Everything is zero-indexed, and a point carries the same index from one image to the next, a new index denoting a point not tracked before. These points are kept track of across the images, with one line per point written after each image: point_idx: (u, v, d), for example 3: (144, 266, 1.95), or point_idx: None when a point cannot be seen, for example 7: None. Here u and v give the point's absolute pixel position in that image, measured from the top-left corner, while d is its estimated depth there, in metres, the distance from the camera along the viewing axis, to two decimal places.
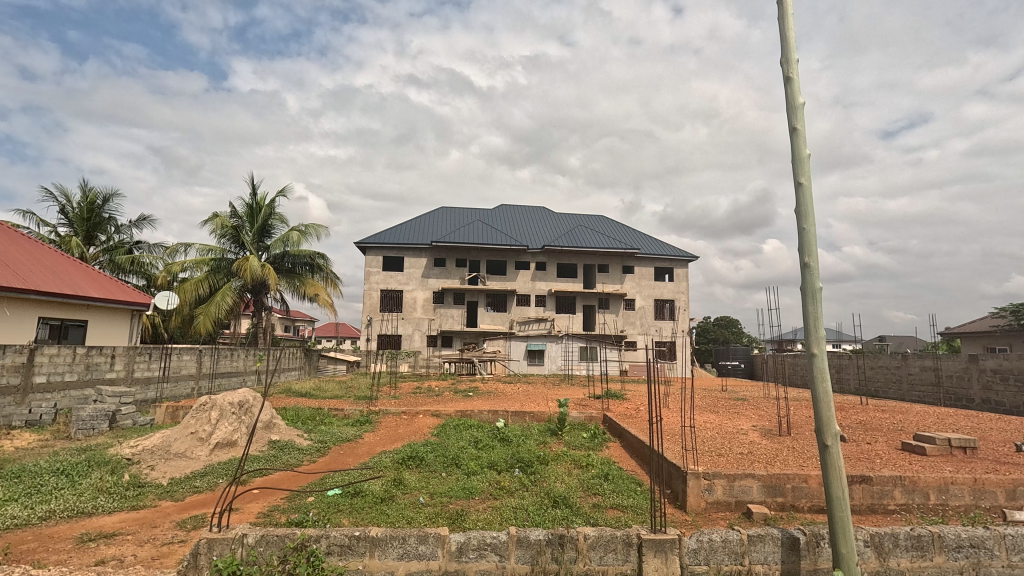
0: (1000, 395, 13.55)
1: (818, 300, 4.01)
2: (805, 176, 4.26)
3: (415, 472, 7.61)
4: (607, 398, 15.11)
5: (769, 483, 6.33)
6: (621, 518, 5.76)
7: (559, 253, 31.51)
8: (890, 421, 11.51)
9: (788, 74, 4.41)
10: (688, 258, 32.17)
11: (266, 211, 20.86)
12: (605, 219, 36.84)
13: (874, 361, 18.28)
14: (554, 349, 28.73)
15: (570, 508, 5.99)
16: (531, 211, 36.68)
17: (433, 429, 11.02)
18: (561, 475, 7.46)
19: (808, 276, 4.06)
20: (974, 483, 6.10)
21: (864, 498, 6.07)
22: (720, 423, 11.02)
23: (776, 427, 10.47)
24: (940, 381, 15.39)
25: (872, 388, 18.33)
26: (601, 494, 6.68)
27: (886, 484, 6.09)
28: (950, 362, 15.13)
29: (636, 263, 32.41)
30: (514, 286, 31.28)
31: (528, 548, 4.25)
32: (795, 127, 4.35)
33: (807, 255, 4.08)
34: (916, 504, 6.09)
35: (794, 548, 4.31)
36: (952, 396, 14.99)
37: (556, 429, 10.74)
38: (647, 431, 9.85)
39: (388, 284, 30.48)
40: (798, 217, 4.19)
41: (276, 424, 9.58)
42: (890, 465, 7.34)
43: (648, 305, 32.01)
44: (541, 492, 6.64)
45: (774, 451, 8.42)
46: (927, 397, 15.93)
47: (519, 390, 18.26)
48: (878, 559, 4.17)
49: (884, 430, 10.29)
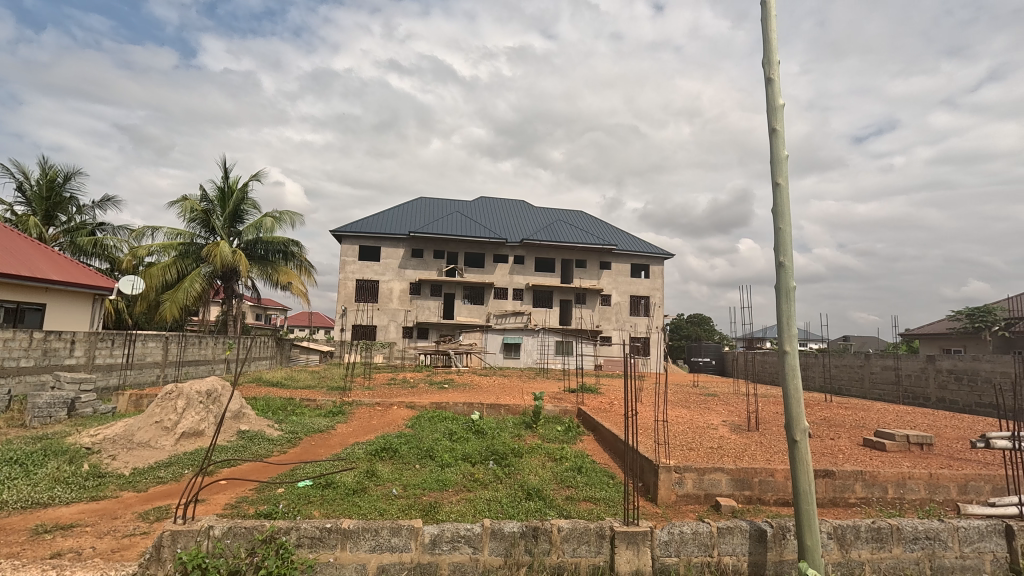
0: (954, 394, 14.20)
1: (792, 299, 4.07)
2: (782, 177, 4.32)
3: (388, 464, 7.54)
4: (582, 392, 15.26)
5: (738, 477, 6.49)
6: (592, 510, 5.86)
7: (538, 246, 31.54)
8: (853, 418, 11.94)
9: (769, 76, 4.46)
10: (664, 255, 32.66)
11: (238, 195, 20.29)
12: (583, 215, 37.01)
13: (839, 359, 18.90)
14: (530, 343, 28.97)
15: (543, 500, 6.04)
16: (510, 205, 36.59)
17: (407, 421, 10.95)
18: (535, 468, 7.52)
19: (782, 276, 4.12)
20: (929, 478, 6.37)
21: (827, 492, 6.28)
22: (692, 418, 11.26)
23: (745, 423, 10.77)
24: (900, 380, 16.02)
25: (836, 386, 18.96)
26: (573, 486, 6.77)
27: (848, 478, 6.31)
28: (910, 362, 15.74)
29: (614, 259, 32.68)
30: (492, 279, 31.18)
31: (502, 540, 4.25)
32: (774, 128, 4.40)
33: (783, 255, 4.14)
34: (875, 498, 6.32)
35: (761, 540, 4.38)
36: (910, 395, 15.64)
37: (531, 422, 10.79)
38: (620, 426, 10.00)
39: (364, 274, 30.05)
40: (774, 217, 4.25)
41: (246, 414, 9.37)
42: (851, 460, 7.63)
43: (624, 301, 32.39)
44: (514, 484, 6.68)
45: (743, 446, 8.64)
46: (887, 395, 16.57)
47: (495, 383, 18.33)
48: (840, 551, 4.31)
49: (846, 427, 10.69)
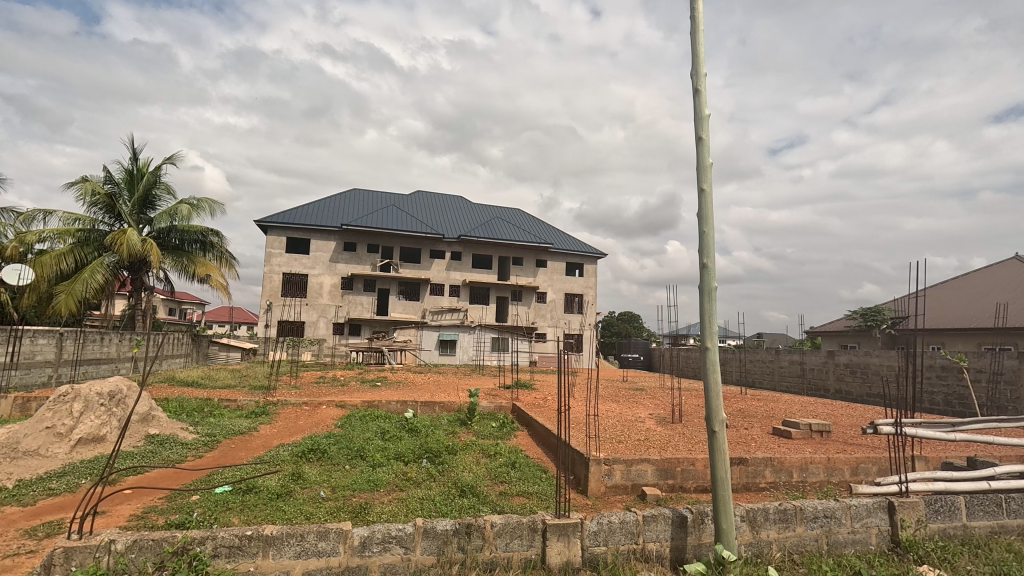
0: (849, 385, 15.74)
1: (713, 298, 4.33)
2: (707, 183, 4.57)
3: (316, 466, 7.24)
4: (516, 388, 15.42)
5: (662, 467, 6.83)
6: (526, 504, 5.95)
7: (475, 243, 31.47)
8: (764, 409, 12.94)
9: (697, 86, 4.70)
10: (597, 254, 33.68)
11: (149, 178, 18.60)
12: (520, 213, 37.36)
13: (753, 355, 20.39)
14: (466, 339, 28.90)
15: (477, 497, 6.05)
16: (448, 200, 36.23)
17: (337, 421, 10.56)
18: (469, 465, 7.51)
19: (705, 276, 4.37)
20: (827, 462, 7.02)
21: (741, 478, 6.77)
22: (621, 411, 11.72)
23: (669, 415, 11.37)
24: (805, 373, 17.53)
25: (750, 379, 20.46)
26: (507, 481, 6.83)
27: (759, 465, 6.82)
28: (813, 357, 17.27)
29: (550, 257, 33.25)
30: (427, 275, 30.73)
31: (434, 538, 4.21)
32: (701, 137, 4.65)
33: (706, 256, 4.39)
34: (782, 482, 6.88)
35: (682, 526, 4.63)
36: (813, 386, 17.17)
37: (465, 419, 10.74)
38: (553, 420, 10.23)
39: (292, 267, 28.62)
40: (699, 220, 4.49)
41: (155, 417, 8.64)
42: (762, 447, 8.27)
43: (559, 299, 33.07)
44: (448, 482, 6.64)
45: (667, 437, 9.10)
46: (794, 386, 18.10)
47: (429, 380, 18.11)
48: (751, 532, 4.64)
49: (758, 417, 11.56)
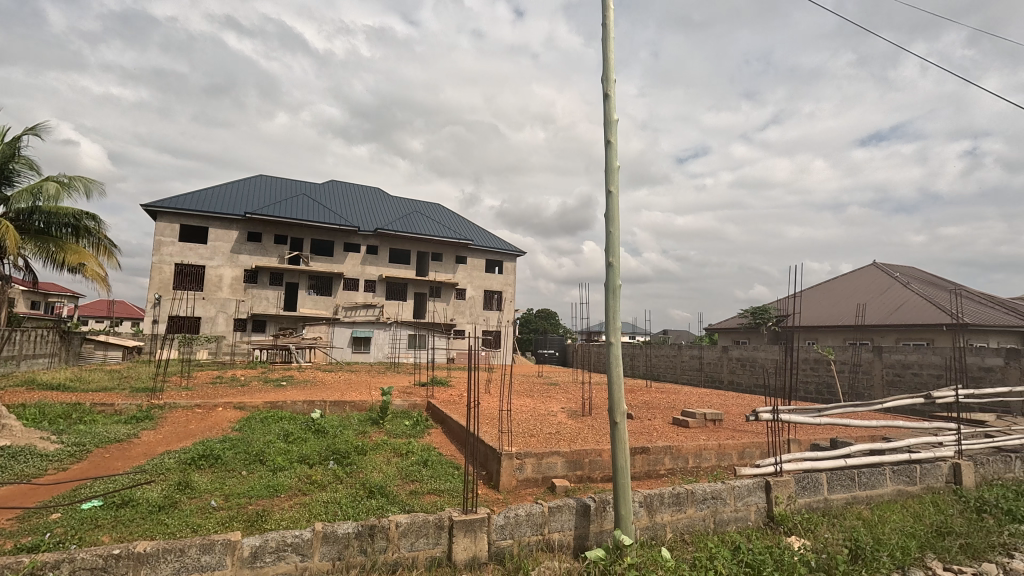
0: (739, 377, 17.27)
1: (618, 295, 4.52)
2: (613, 186, 4.77)
3: (206, 473, 6.64)
4: (432, 385, 15.22)
5: (571, 458, 7.06)
6: (436, 502, 5.88)
7: (392, 237, 30.62)
8: (666, 401, 13.85)
9: (607, 92, 4.88)
10: (516, 252, 34.15)
11: (5, 150, 16.02)
12: (440, 208, 36.92)
13: (658, 350, 21.73)
14: (382, 336, 28.09)
15: (386, 497, 5.88)
16: (364, 191, 34.92)
17: (234, 423, 9.78)
18: (378, 465, 7.28)
19: (610, 274, 4.56)
20: (718, 448, 7.65)
21: (642, 466, 7.18)
22: (534, 406, 11.98)
23: (580, 408, 11.80)
24: (702, 366, 18.99)
25: (655, 373, 21.80)
26: (418, 480, 6.72)
27: (659, 453, 7.28)
28: (710, 352, 18.74)
29: (469, 254, 33.17)
30: (341, 269, 29.43)
31: (334, 543, 4.03)
32: (609, 140, 4.84)
33: (612, 255, 4.58)
34: (679, 468, 7.39)
35: (585, 515, 4.80)
36: (709, 378, 18.65)
37: (377, 418, 10.41)
38: (467, 416, 10.22)
39: (186, 257, 26.12)
40: (606, 221, 4.68)
41: (6, 426, 7.48)
42: (663, 437, 8.84)
43: (478, 296, 33.09)
44: (356, 483, 6.39)
45: (577, 430, 9.44)
46: (693, 379, 19.54)
47: (340, 378, 17.36)
48: (648, 516, 4.94)
49: (660, 408, 12.34)
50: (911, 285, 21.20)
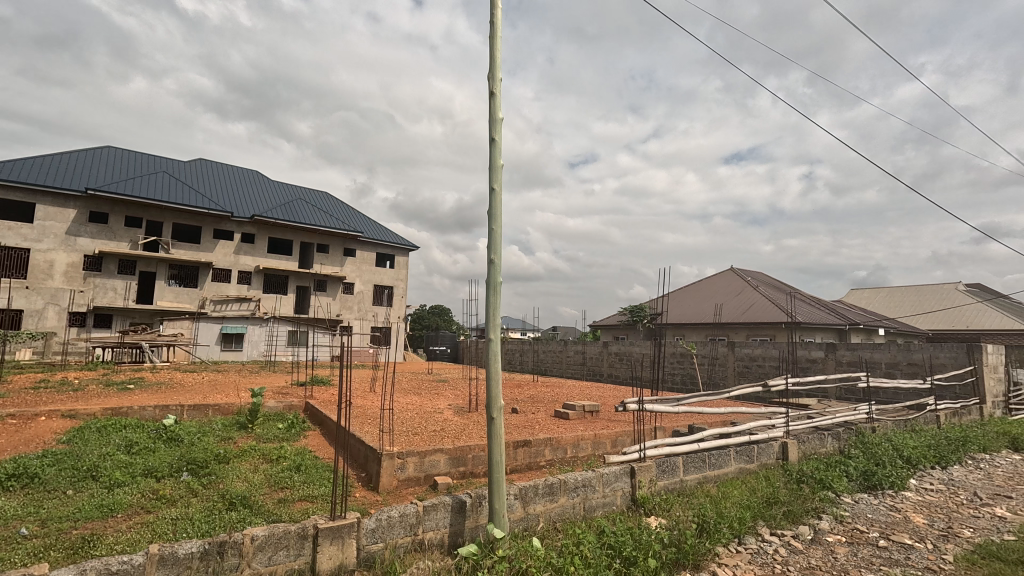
0: (617, 370, 18.54)
1: (497, 292, 4.54)
2: (497, 183, 4.75)
3: (16, 497, 5.55)
4: (312, 385, 14.30)
5: (454, 455, 7.03)
6: (306, 509, 5.51)
7: (272, 225, 28.25)
8: (550, 394, 14.41)
9: (492, 90, 4.85)
10: (409, 246, 33.35)
11: None
12: (327, 197, 34.84)
13: (545, 346, 22.56)
14: (257, 333, 25.84)
15: (249, 508, 5.37)
16: (240, 174, 31.79)
17: (61, 435, 8.32)
18: (242, 473, 6.64)
19: (491, 271, 4.54)
20: (594, 437, 8.12)
21: (524, 458, 7.36)
22: (421, 403, 11.77)
23: (467, 404, 11.83)
24: (585, 361, 20.08)
25: (543, 368, 22.62)
26: (289, 487, 6.24)
27: (540, 445, 7.52)
28: (592, 347, 19.86)
29: (359, 246, 31.71)
30: (210, 258, 26.51)
31: (174, 566, 3.58)
32: (494, 138, 4.81)
33: (493, 253, 4.58)
34: (558, 458, 7.69)
35: (461, 511, 4.80)
36: (591, 372, 19.78)
37: (246, 423, 9.50)
38: (348, 416, 9.73)
39: (4, 237, 21.77)
40: (488, 218, 4.65)
41: None
42: (545, 429, 9.16)
43: (367, 291, 31.74)
44: (214, 496, 5.76)
45: (462, 426, 9.45)
46: (576, 373, 20.59)
47: (205, 379, 15.62)
48: (522, 508, 5.06)
49: (544, 402, 12.80)
50: (760, 288, 24.37)
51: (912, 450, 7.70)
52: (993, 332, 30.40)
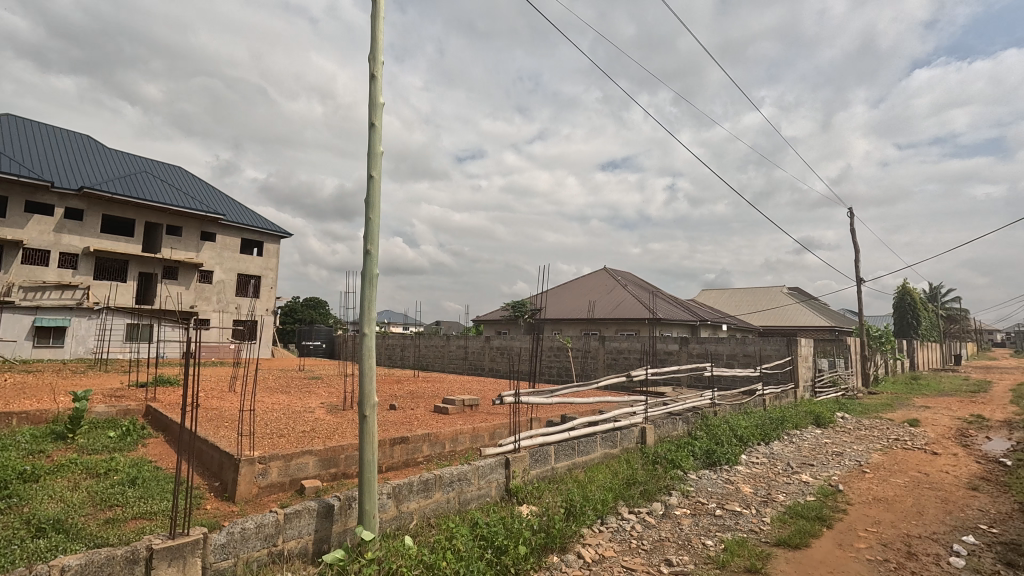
0: (498, 364, 18.93)
1: (374, 285, 4.24)
2: (376, 170, 4.40)
3: None
4: (155, 386, 12.51)
5: (325, 456, 6.61)
6: (141, 529, 4.79)
7: (108, 201, 24.19)
8: (430, 389, 14.23)
9: (373, 72, 4.48)
10: (280, 233, 30.71)
11: None
12: (181, 172, 30.72)
13: (427, 340, 22.27)
14: (83, 326, 21.96)
15: (64, 534, 4.52)
16: (64, 136, 26.70)
17: None
18: (55, 493, 5.56)
19: (368, 263, 4.22)
20: (472, 431, 8.19)
21: (401, 456, 7.17)
22: (288, 402, 10.91)
23: (341, 402, 11.22)
24: (467, 355, 20.18)
25: (424, 363, 22.32)
26: (120, 505, 5.37)
27: (417, 441, 7.38)
28: (474, 341, 20.02)
29: (220, 230, 28.43)
30: (19, 236, 21.91)
31: None
32: (373, 123, 4.42)
33: (371, 244, 4.25)
34: (435, 454, 7.61)
35: (328, 516, 4.52)
36: (473, 366, 19.96)
37: (64, 432, 7.99)
38: (200, 419, 8.66)
39: None
40: (366, 207, 4.30)
41: None
42: (423, 425, 9.02)
43: (229, 280, 28.58)
44: (13, 522, 4.74)
45: (335, 425, 8.93)
46: (458, 367, 20.64)
47: (8, 383, 12.88)
48: (395, 507, 4.91)
49: (424, 397, 12.64)
50: (628, 287, 26.51)
51: (744, 430, 8.93)
52: (807, 328, 36.38)
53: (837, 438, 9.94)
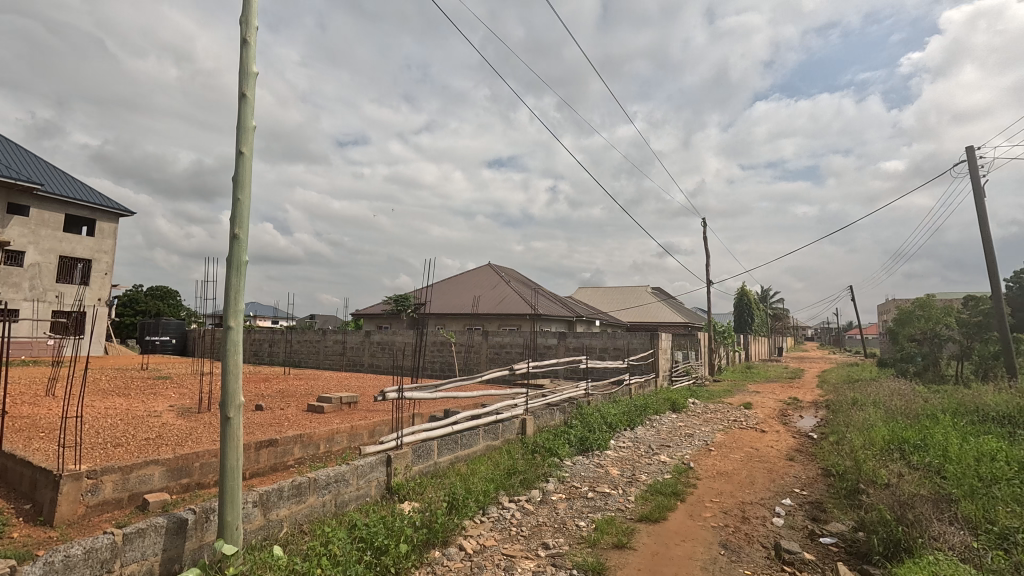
0: (378, 359, 18.31)
1: (242, 274, 3.81)
2: (246, 147, 3.92)
3: None
4: None
5: (174, 466, 5.83)
6: None
7: None
8: (303, 388, 13.28)
9: (245, 35, 3.95)
10: (119, 210, 26.39)
11: None
12: None
13: (300, 335, 20.76)
14: None
15: None
16: None
17: None
18: None
19: (235, 249, 3.77)
20: (350, 430, 7.82)
21: (268, 460, 6.59)
22: (127, 407, 9.44)
23: (196, 404, 10.00)
24: (345, 351, 19.20)
25: (296, 359, 20.78)
26: None
27: (288, 443, 6.84)
28: (353, 337, 19.11)
29: (35, 203, 23.60)
30: None
31: None
32: (245, 94, 3.92)
33: (239, 228, 3.79)
34: (308, 456, 7.13)
35: (180, 531, 4.00)
36: (351, 362, 19.05)
37: None
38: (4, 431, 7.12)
39: None
40: (234, 186, 3.82)
41: None
42: (294, 426, 8.39)
43: (48, 263, 23.89)
44: None
45: (188, 430, 7.93)
46: (334, 364, 19.56)
47: None
48: (262, 515, 4.51)
49: (296, 396, 11.78)
50: (511, 284, 27.23)
51: (613, 417, 9.69)
52: (667, 324, 40.50)
53: (688, 421, 11.23)
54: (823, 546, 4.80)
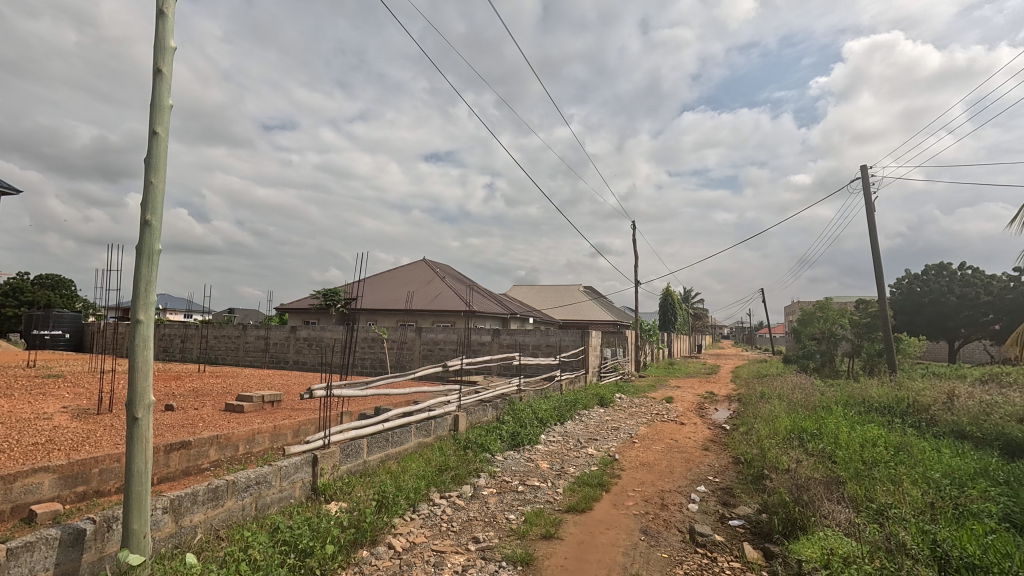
0: (305, 356, 17.53)
1: (154, 263, 3.52)
2: (161, 128, 3.62)
3: None
4: None
5: (67, 473, 5.28)
6: None
7: None
8: (219, 386, 12.45)
9: (162, 7, 3.65)
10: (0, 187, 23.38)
11: None
12: None
13: (217, 330, 19.43)
14: None
15: None
16: None
17: None
18: None
19: (146, 236, 3.48)
20: (273, 430, 7.46)
21: (180, 464, 6.14)
22: (10, 409, 8.40)
23: (95, 406, 9.10)
24: (267, 347, 18.20)
25: (212, 356, 19.44)
26: None
27: (203, 445, 6.42)
28: (277, 332, 18.14)
29: None
30: None
31: None
32: (160, 70, 3.63)
33: (151, 214, 3.51)
34: (225, 458, 6.71)
35: (76, 543, 3.65)
36: (274, 359, 18.11)
37: None
38: None
39: None
40: (146, 168, 3.52)
41: None
42: (210, 427, 7.88)
43: None
44: None
45: (85, 433, 7.21)
46: (255, 361, 18.49)
47: None
48: (173, 522, 4.22)
49: (212, 395, 11.03)
50: (445, 280, 27.03)
51: (544, 412, 9.91)
52: (597, 322, 41.89)
53: (615, 415, 11.72)
54: (732, 528, 5.20)
